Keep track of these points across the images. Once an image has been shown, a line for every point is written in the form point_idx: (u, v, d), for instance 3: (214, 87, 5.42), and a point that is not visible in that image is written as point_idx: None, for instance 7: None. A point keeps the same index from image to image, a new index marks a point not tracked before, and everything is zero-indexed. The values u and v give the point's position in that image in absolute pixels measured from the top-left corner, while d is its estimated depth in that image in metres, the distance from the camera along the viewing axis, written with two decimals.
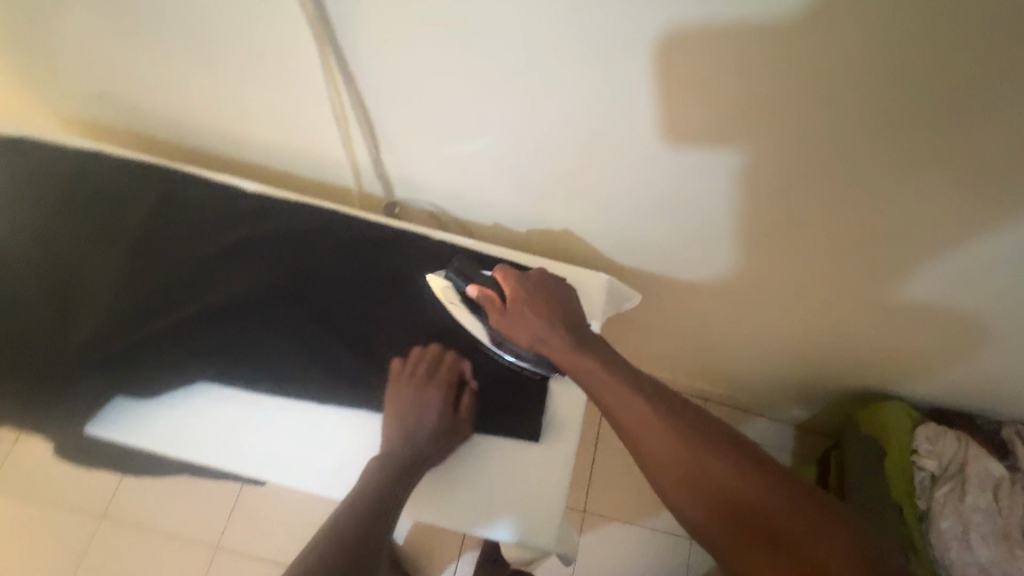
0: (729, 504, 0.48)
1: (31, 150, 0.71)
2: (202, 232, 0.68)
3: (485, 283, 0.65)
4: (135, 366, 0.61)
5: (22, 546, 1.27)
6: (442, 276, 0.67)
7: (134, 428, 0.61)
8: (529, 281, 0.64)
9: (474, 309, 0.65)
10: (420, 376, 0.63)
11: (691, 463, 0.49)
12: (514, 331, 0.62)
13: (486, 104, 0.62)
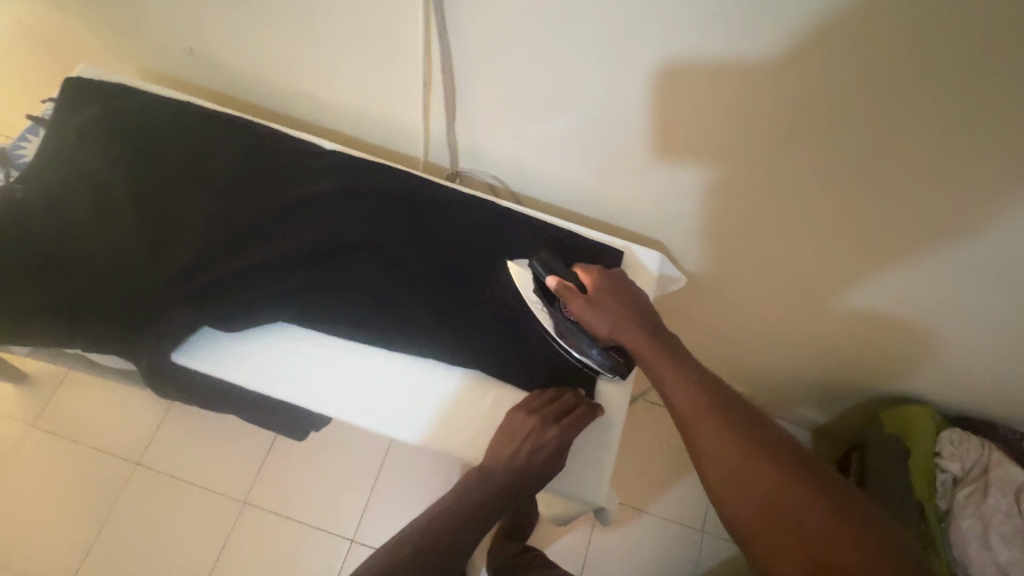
0: (765, 499, 0.49)
1: (120, 92, 0.74)
2: (282, 182, 0.72)
3: (567, 277, 0.65)
4: (219, 307, 0.65)
5: (61, 485, 1.32)
6: (524, 267, 0.69)
7: (218, 359, 0.65)
8: (610, 277, 0.66)
9: (548, 298, 0.66)
10: (542, 416, 0.63)
11: (734, 453, 0.52)
12: (594, 321, 0.63)
13: (564, 82, 0.65)
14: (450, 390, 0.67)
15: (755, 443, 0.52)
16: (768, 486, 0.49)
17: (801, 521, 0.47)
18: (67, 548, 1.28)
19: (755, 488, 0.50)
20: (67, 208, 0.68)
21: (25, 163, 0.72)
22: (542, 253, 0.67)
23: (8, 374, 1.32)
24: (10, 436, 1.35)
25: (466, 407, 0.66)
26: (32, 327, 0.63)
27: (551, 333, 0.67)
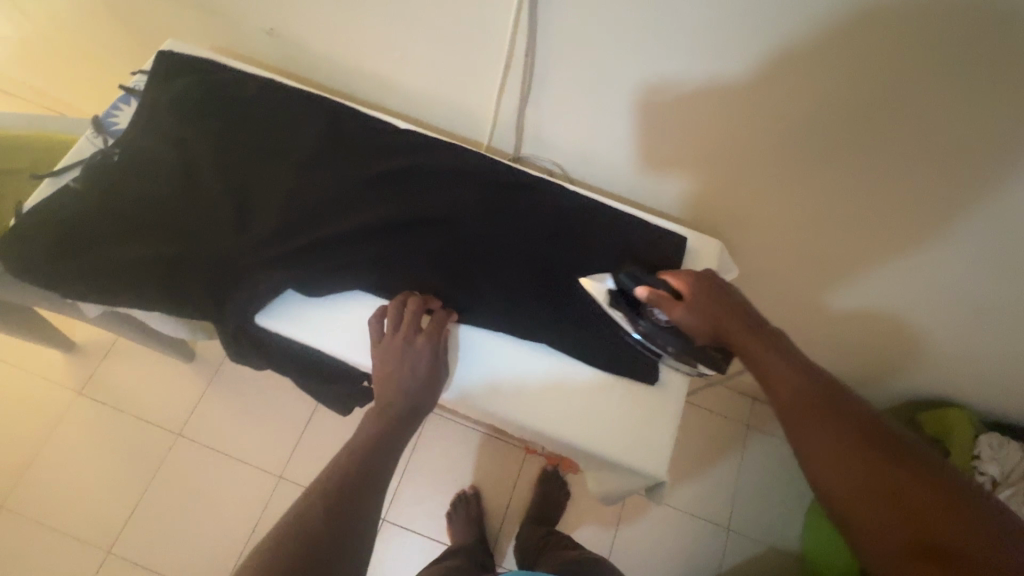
0: (863, 485, 0.47)
1: (208, 67, 0.77)
2: (362, 158, 0.75)
3: (655, 284, 0.65)
4: (303, 268, 0.68)
5: (104, 452, 1.36)
6: (604, 283, 0.70)
7: (301, 322, 0.70)
8: (701, 277, 0.65)
9: (634, 307, 0.67)
10: (407, 329, 0.67)
11: (839, 445, 0.49)
12: (690, 325, 0.63)
13: (641, 70, 0.68)
14: (517, 362, 0.71)
15: (862, 436, 0.49)
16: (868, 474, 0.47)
17: (922, 517, 0.44)
18: (109, 514, 1.32)
19: (866, 483, 0.47)
20: (159, 175, 0.71)
21: (117, 130, 0.76)
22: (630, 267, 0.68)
23: (58, 342, 1.37)
24: (56, 403, 1.39)
25: (532, 379, 0.71)
26: (127, 285, 0.66)
27: (634, 335, 0.68)
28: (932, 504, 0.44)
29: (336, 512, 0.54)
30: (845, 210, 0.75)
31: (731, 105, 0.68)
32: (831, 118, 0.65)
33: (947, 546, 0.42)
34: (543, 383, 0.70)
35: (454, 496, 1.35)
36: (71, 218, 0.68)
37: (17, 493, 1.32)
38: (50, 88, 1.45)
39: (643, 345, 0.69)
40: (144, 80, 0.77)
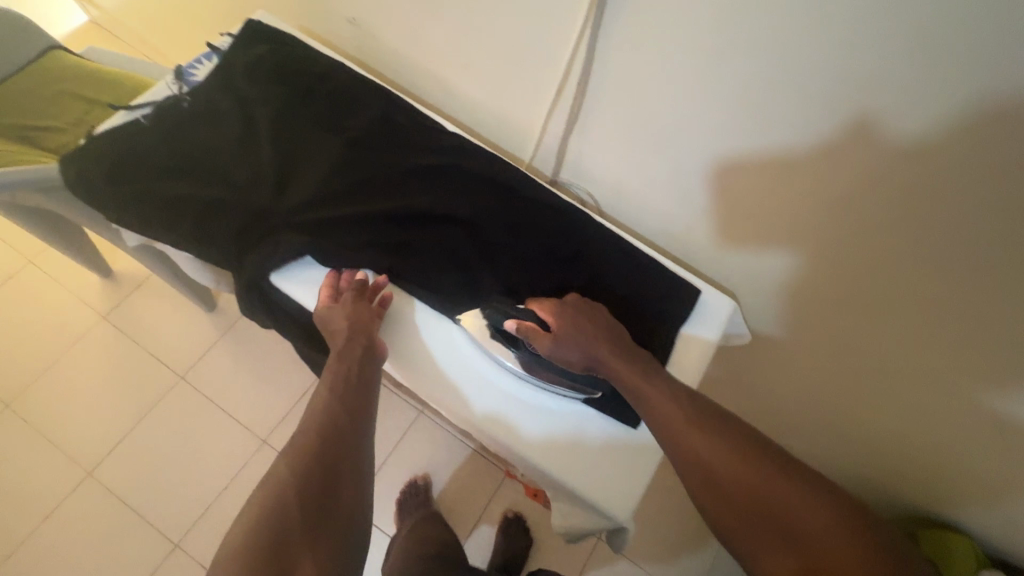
0: (720, 482, 0.55)
1: (287, 40, 0.82)
2: (405, 150, 0.79)
3: (523, 316, 0.68)
4: (330, 240, 0.72)
5: (111, 379, 1.42)
6: (481, 314, 0.70)
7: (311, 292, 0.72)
8: (565, 304, 0.67)
9: (510, 343, 0.69)
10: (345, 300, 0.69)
11: (704, 457, 0.56)
12: (563, 355, 0.65)
13: (684, 121, 0.69)
14: (507, 375, 0.72)
15: (721, 440, 0.57)
16: (723, 470, 0.55)
17: (797, 531, 0.51)
18: (99, 439, 1.36)
19: (720, 478, 0.55)
20: (219, 127, 0.76)
21: (194, 81, 0.81)
22: (490, 305, 0.70)
23: (98, 265, 1.45)
24: (81, 323, 1.46)
25: (518, 394, 0.71)
26: (166, 221, 0.70)
27: (517, 368, 0.70)
28: (767, 481, 0.54)
29: (312, 506, 0.56)
30: (868, 307, 0.73)
31: (773, 171, 0.67)
32: (873, 210, 0.62)
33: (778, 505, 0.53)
34: (524, 403, 0.71)
35: (406, 485, 1.37)
36: (130, 150, 0.73)
37: (25, 398, 1.39)
38: (158, 43, 1.61)
39: (526, 379, 0.70)
40: (229, 42, 0.83)
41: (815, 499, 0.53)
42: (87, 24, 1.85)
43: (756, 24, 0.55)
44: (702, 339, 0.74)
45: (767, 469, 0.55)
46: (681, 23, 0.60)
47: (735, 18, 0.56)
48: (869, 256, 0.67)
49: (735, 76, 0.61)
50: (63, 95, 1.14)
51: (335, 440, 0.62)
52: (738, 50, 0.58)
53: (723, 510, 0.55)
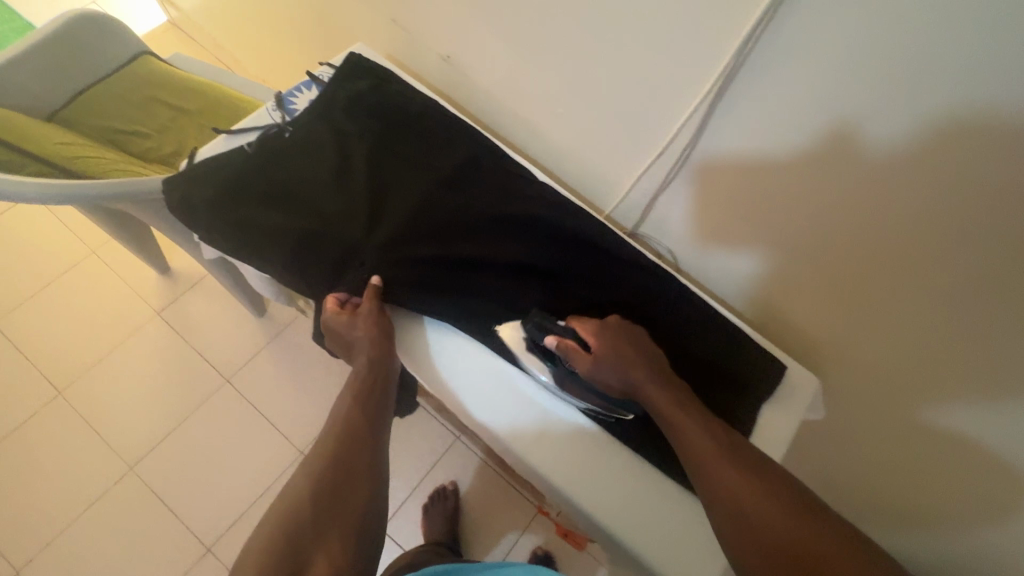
0: (740, 512, 0.56)
1: (389, 78, 0.84)
2: (493, 196, 0.78)
3: (565, 334, 0.68)
4: (419, 286, 0.73)
5: (160, 375, 1.44)
6: (520, 326, 0.72)
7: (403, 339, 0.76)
8: (605, 326, 0.69)
9: (550, 357, 0.71)
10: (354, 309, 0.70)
11: (727, 485, 0.58)
12: (602, 377, 0.67)
13: (788, 197, 0.68)
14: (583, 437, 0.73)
15: (746, 473, 0.58)
16: (744, 502, 0.56)
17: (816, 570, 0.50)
18: (144, 434, 1.38)
19: (743, 509, 0.56)
20: (318, 159, 0.77)
21: (293, 111, 0.83)
22: (532, 315, 0.70)
23: (159, 262, 1.49)
24: (136, 316, 1.50)
25: (591, 457, 0.72)
26: (262, 251, 0.71)
27: (551, 383, 0.72)
28: (789, 517, 0.54)
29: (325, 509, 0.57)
30: (959, 414, 0.69)
31: (874, 263, 0.66)
32: (985, 319, 0.60)
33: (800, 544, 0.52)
34: (599, 466, 0.72)
35: (434, 489, 1.39)
36: (233, 177, 0.74)
37: (77, 387, 1.42)
38: (239, 52, 1.67)
39: (561, 394, 0.72)
40: (330, 73, 0.85)
41: (841, 543, 0.51)
42: (165, 24, 1.91)
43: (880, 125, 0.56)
44: (783, 416, 0.73)
45: (791, 508, 0.54)
46: (801, 108, 0.61)
47: (858, 116, 0.57)
48: (969, 363, 0.65)
49: (848, 168, 0.61)
50: (151, 102, 1.17)
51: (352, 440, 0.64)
52: (864, 148, 0.58)
53: (740, 542, 0.55)
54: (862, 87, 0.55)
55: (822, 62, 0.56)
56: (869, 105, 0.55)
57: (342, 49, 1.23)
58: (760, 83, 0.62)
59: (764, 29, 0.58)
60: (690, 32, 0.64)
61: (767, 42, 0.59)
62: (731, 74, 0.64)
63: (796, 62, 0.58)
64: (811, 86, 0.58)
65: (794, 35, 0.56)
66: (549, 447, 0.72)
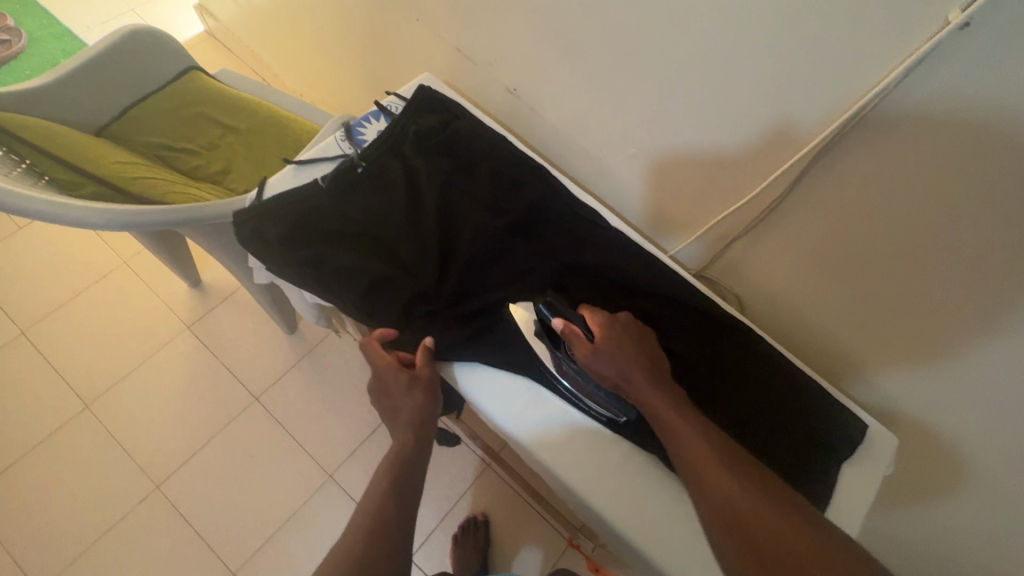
0: (736, 519, 0.51)
1: (460, 114, 0.83)
2: (564, 239, 0.77)
3: (572, 319, 0.67)
4: (495, 331, 0.71)
5: (188, 391, 1.42)
6: (531, 315, 0.70)
7: (470, 384, 0.72)
8: (614, 320, 0.67)
9: (552, 338, 0.68)
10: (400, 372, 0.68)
11: (722, 489, 0.54)
12: (597, 365, 0.63)
13: (876, 259, 0.67)
14: (675, 504, 0.67)
15: (744, 478, 0.54)
16: (739, 508, 0.52)
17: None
18: (171, 452, 1.36)
19: (740, 514, 0.51)
20: (389, 196, 0.76)
21: (360, 141, 0.82)
22: (548, 297, 0.69)
23: (193, 275, 1.47)
24: (166, 330, 1.48)
25: (687, 524, 0.66)
26: (335, 290, 0.71)
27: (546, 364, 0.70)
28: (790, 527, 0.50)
29: None
30: None
31: (974, 338, 0.63)
32: None
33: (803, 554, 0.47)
34: (688, 532, 0.65)
35: (463, 519, 1.36)
36: (306, 213, 0.74)
37: (105, 400, 1.39)
38: (280, 69, 1.68)
39: (553, 377, 0.70)
40: (399, 105, 0.85)
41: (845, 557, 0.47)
42: (201, 34, 1.91)
43: (1010, 202, 0.53)
44: (861, 475, 0.71)
45: (793, 519, 0.50)
46: (915, 174, 0.58)
47: (982, 189, 0.54)
48: None
49: (964, 241, 0.58)
50: (199, 119, 1.16)
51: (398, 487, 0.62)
52: (974, 229, 0.57)
53: (736, 549, 0.50)
54: (988, 160, 0.52)
55: (941, 133, 0.54)
56: (1000, 179, 0.52)
57: (395, 73, 1.23)
58: (868, 146, 0.60)
59: (884, 96, 0.56)
60: (791, 88, 0.63)
61: (884, 110, 0.57)
62: (839, 133, 0.61)
63: (914, 129, 0.56)
64: (926, 156, 0.56)
65: (922, 100, 0.54)
66: (627, 503, 0.66)
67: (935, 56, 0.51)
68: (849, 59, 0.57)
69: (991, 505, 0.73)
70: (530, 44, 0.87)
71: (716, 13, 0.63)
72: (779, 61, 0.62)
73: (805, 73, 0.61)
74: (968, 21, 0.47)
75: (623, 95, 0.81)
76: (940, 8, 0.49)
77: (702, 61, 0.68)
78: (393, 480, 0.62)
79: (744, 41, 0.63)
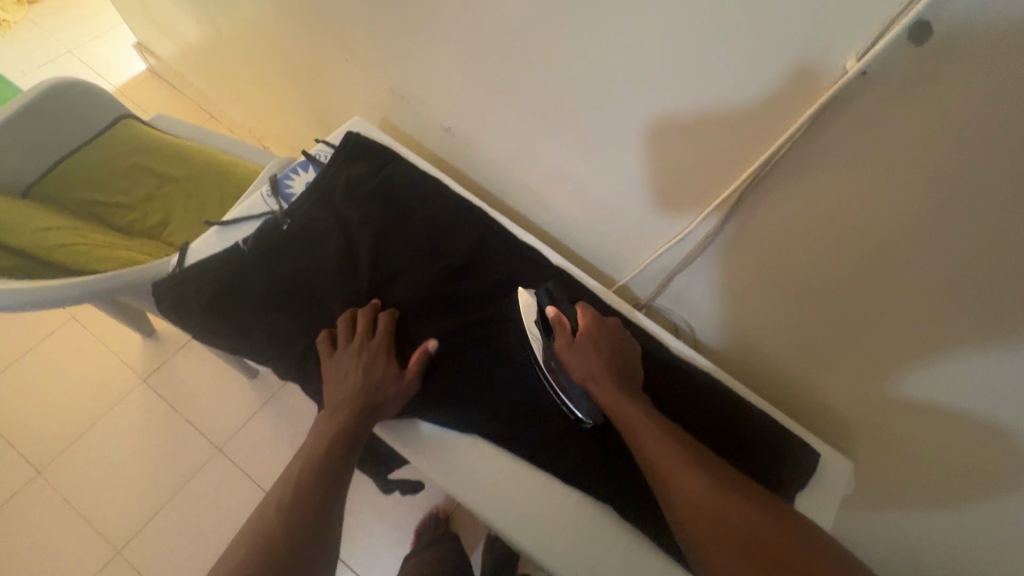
0: (708, 518, 0.53)
1: (391, 159, 0.81)
2: (504, 283, 0.74)
3: (563, 313, 0.67)
4: (434, 387, 0.69)
5: (146, 447, 1.37)
6: (532, 293, 0.71)
7: (405, 439, 0.69)
8: (603, 320, 0.68)
9: (538, 329, 0.68)
10: (368, 348, 0.66)
11: (693, 490, 0.55)
12: (572, 359, 0.64)
13: (816, 282, 0.67)
14: (629, 553, 0.65)
15: (712, 478, 0.55)
16: (707, 509, 0.53)
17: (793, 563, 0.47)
18: (130, 514, 1.30)
19: (713, 514, 0.53)
20: (319, 253, 0.73)
21: (288, 193, 0.79)
22: (546, 285, 0.70)
23: (145, 326, 1.43)
24: (120, 384, 1.42)
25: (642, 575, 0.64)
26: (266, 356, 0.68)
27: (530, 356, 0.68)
28: (757, 520, 0.51)
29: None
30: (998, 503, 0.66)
31: (913, 359, 0.63)
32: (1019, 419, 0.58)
33: (774, 542, 0.49)
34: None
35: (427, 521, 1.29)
36: (228, 276, 0.71)
37: (59, 464, 1.34)
38: (227, 106, 1.64)
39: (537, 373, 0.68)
40: (328, 153, 0.82)
41: (808, 538, 0.50)
42: (144, 72, 1.85)
43: (933, 233, 0.53)
44: (816, 504, 0.70)
45: (760, 512, 0.52)
46: (839, 206, 0.58)
47: (905, 222, 0.54)
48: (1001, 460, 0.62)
49: (894, 270, 0.58)
50: (134, 170, 1.12)
51: (318, 492, 0.59)
52: (898, 255, 0.57)
53: (715, 548, 0.51)
54: (905, 196, 0.52)
55: (856, 170, 0.54)
56: (919, 213, 0.52)
57: (337, 111, 1.21)
58: (793, 179, 0.60)
59: (800, 135, 0.55)
60: (709, 126, 0.62)
61: (800, 149, 0.57)
62: (762, 173, 0.61)
63: (831, 164, 0.56)
64: (848, 187, 0.56)
65: (835, 143, 0.54)
66: (580, 555, 0.64)
67: (840, 100, 0.51)
68: (761, 104, 0.57)
69: (950, 535, 0.72)
70: (460, 85, 0.85)
71: (632, 55, 0.63)
72: (697, 101, 0.61)
73: (722, 110, 0.60)
74: (864, 69, 0.47)
75: (557, 133, 0.80)
76: (839, 55, 0.49)
77: (624, 98, 0.68)
78: (323, 461, 0.61)
79: (662, 82, 0.63)
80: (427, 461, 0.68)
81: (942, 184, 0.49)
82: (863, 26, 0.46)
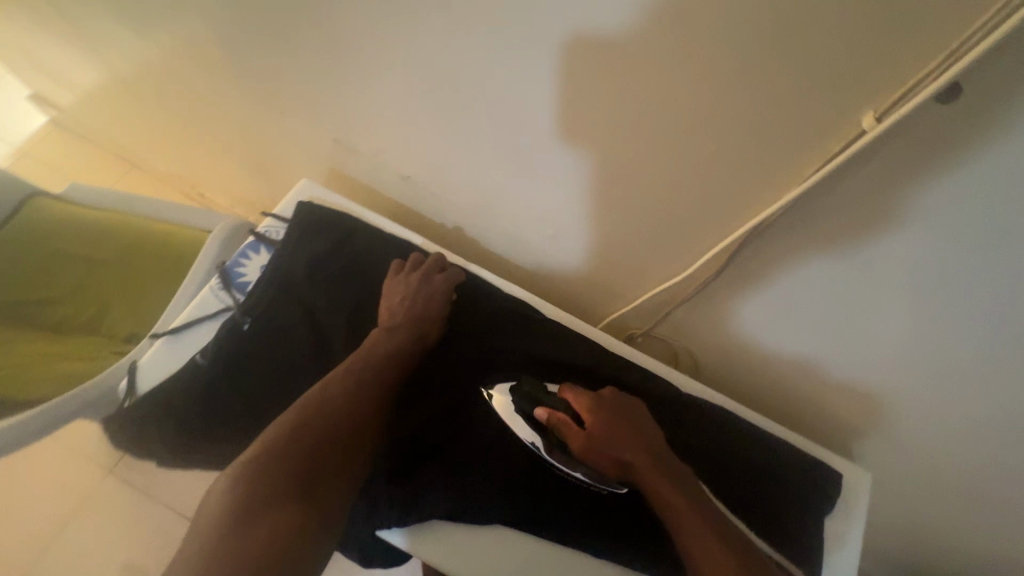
0: None
1: (353, 228, 0.74)
2: (499, 348, 0.71)
3: (557, 406, 0.64)
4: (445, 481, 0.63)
5: (125, 544, 1.26)
6: (509, 398, 0.66)
7: (420, 539, 0.62)
8: (601, 399, 0.64)
9: (539, 429, 0.64)
10: (429, 277, 0.71)
11: None
12: (595, 457, 0.61)
13: (821, 314, 0.64)
14: None
15: None
16: None
17: None
18: None
19: None
20: (291, 352, 0.66)
21: (242, 284, 0.71)
22: (522, 382, 0.66)
23: None
24: (84, 481, 1.30)
25: None
26: None
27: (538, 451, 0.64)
28: None
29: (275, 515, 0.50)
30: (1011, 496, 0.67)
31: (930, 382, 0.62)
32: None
33: None
34: None
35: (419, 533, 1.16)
36: (194, 398, 0.63)
37: None
38: (150, 156, 1.49)
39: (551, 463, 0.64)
40: (280, 230, 0.74)
41: None
42: (45, 125, 1.66)
43: (950, 272, 0.51)
44: (846, 526, 0.70)
45: None
46: (850, 250, 0.55)
47: (917, 265, 0.52)
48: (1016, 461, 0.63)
49: (909, 306, 0.56)
50: (56, 258, 0.99)
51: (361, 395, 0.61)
52: (917, 294, 0.55)
53: None
54: (919, 243, 0.50)
55: (870, 218, 0.51)
56: (937, 264, 0.51)
57: (276, 160, 1.10)
58: (799, 226, 0.56)
59: (809, 186, 0.52)
60: (699, 169, 0.58)
61: (808, 199, 0.53)
62: (762, 218, 0.57)
63: (842, 213, 0.52)
64: (859, 232, 0.53)
65: (844, 190, 0.51)
66: None
67: (855, 156, 0.48)
68: (758, 151, 0.53)
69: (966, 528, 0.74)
70: (418, 134, 0.78)
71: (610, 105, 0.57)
72: (684, 148, 0.57)
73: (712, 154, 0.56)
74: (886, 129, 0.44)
75: (531, 179, 0.74)
76: (841, 103, 0.46)
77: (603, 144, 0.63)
78: (371, 374, 0.62)
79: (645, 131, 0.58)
80: (440, 554, 0.62)
81: (963, 228, 0.47)
82: (871, 76, 0.43)
